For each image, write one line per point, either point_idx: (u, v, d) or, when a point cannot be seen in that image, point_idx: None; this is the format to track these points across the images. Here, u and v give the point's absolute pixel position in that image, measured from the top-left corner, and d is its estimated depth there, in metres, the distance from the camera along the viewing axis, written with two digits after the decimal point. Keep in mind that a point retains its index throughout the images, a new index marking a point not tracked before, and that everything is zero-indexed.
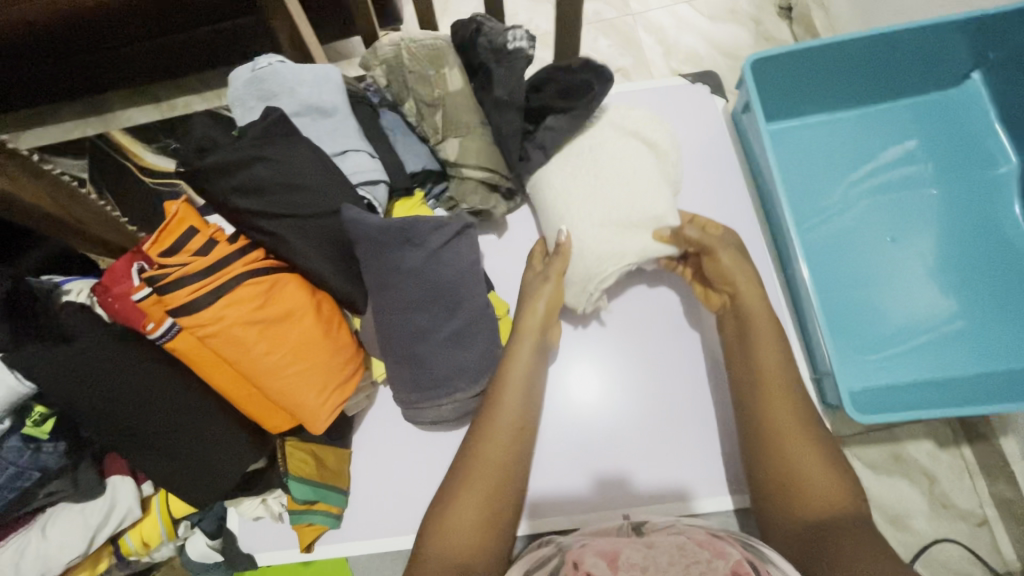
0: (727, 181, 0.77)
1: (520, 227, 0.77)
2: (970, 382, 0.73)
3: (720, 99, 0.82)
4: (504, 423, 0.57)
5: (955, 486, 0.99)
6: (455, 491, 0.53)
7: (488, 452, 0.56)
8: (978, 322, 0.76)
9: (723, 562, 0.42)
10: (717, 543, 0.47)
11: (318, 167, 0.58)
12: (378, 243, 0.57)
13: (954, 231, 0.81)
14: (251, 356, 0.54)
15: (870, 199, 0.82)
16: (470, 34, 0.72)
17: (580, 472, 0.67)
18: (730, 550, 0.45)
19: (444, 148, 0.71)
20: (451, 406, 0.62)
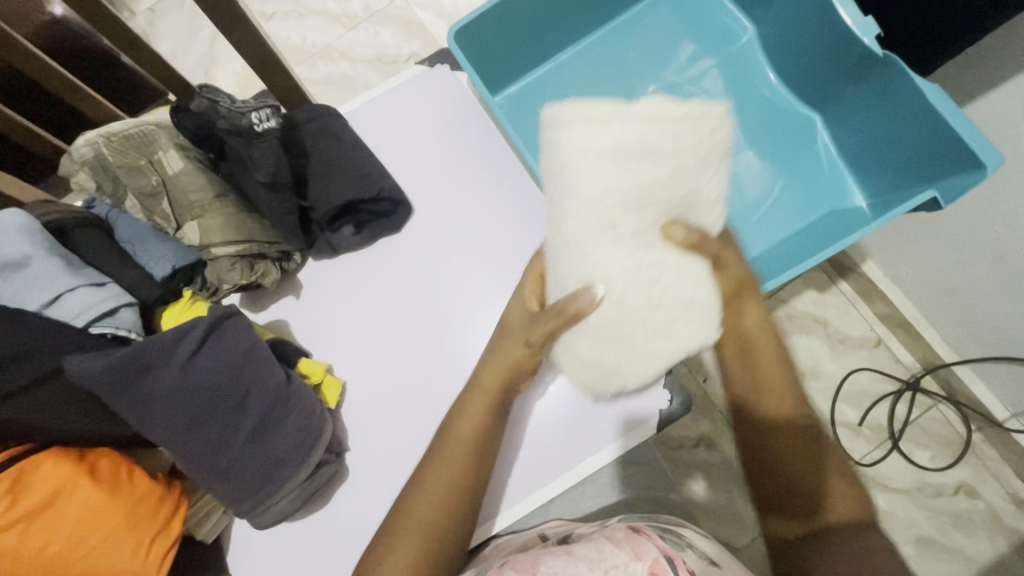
0: (496, 157, 0.76)
1: (316, 280, 0.74)
2: (790, 241, 0.77)
3: (460, 74, 0.80)
4: (438, 479, 0.58)
5: (843, 319, 1.25)
6: (388, 547, 0.55)
7: (422, 508, 0.56)
8: (777, 183, 0.80)
9: (640, 566, 0.51)
10: (638, 542, 0.54)
11: (20, 333, 0.53)
12: (123, 387, 0.53)
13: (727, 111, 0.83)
14: (24, 558, 0.49)
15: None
16: (202, 102, 0.62)
17: (546, 456, 0.66)
18: (649, 547, 0.53)
19: (185, 235, 0.65)
20: (290, 494, 0.61)
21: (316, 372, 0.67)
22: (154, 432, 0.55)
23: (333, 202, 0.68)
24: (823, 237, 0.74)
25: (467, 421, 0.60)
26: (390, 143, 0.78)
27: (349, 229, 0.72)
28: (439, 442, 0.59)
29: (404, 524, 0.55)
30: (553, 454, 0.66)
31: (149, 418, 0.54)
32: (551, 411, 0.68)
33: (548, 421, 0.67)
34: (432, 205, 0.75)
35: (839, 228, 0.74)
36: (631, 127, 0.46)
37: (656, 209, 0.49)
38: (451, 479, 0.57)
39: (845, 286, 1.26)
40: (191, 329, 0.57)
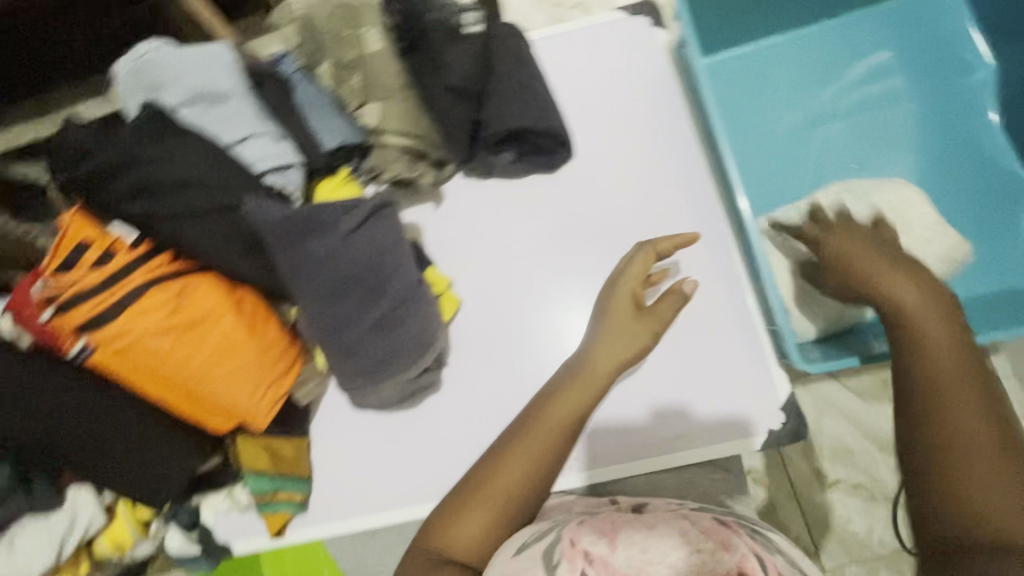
0: (672, 129, 0.72)
1: (459, 199, 0.74)
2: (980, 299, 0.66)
3: (658, 31, 0.75)
4: (528, 443, 0.56)
5: None
6: (463, 505, 0.53)
7: (503, 475, 0.54)
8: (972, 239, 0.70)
9: (729, 556, 0.45)
10: (724, 532, 0.48)
11: (210, 161, 0.56)
12: (291, 239, 0.56)
13: (930, 148, 0.74)
14: (173, 360, 0.53)
15: (832, 125, 0.76)
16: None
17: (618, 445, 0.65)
18: (737, 541, 0.48)
19: (364, 114, 0.65)
20: (394, 388, 0.63)
21: (438, 280, 0.69)
22: (301, 289, 0.58)
23: (506, 123, 0.66)
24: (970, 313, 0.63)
25: (570, 404, 0.58)
26: (566, 82, 0.75)
27: (509, 154, 0.70)
28: (537, 417, 0.57)
29: (482, 491, 0.54)
30: (626, 438, 0.65)
31: (298, 275, 0.57)
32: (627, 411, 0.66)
33: (633, 404, 0.66)
34: (592, 157, 0.73)
35: (1006, 307, 0.62)
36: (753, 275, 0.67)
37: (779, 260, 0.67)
38: (543, 442, 0.56)
39: None
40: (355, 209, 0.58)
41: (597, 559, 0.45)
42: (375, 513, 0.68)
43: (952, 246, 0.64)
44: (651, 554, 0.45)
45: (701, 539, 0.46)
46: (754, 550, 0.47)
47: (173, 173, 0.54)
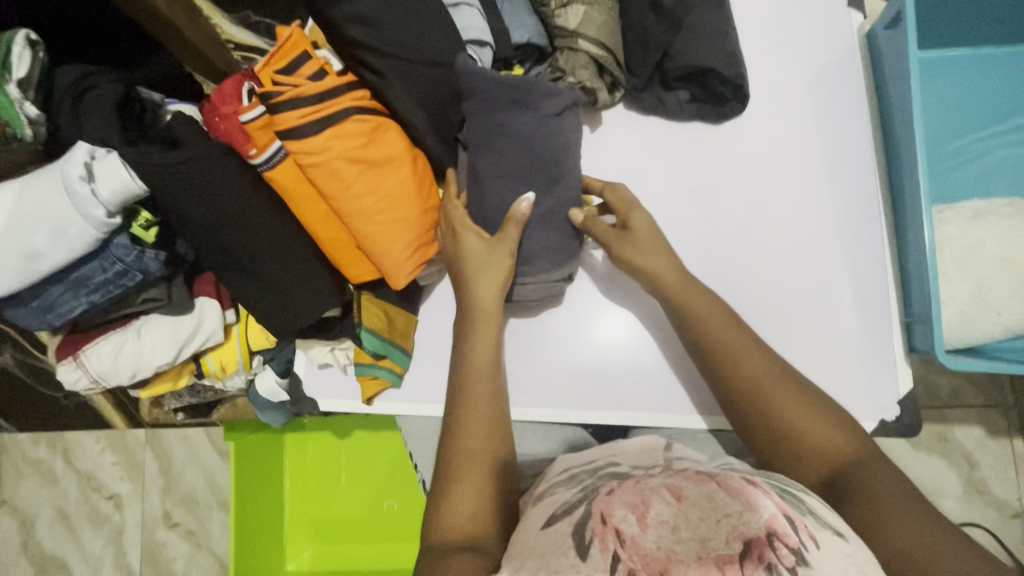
0: (846, 111, 0.71)
1: (617, 129, 0.73)
2: None
3: (856, 14, 0.73)
4: (481, 394, 0.57)
5: (995, 472, 1.15)
6: (448, 481, 0.52)
7: (471, 439, 0.54)
8: None
9: (756, 519, 0.40)
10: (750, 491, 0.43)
11: (431, 14, 0.56)
12: (487, 118, 0.57)
13: None
14: (349, 193, 0.54)
15: (1005, 151, 0.75)
16: None
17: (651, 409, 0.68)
18: (765, 501, 0.43)
19: (564, 15, 0.65)
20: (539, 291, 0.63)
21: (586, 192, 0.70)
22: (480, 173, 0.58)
23: (694, 61, 0.66)
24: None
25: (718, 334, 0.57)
26: (751, 41, 0.73)
27: (682, 94, 0.70)
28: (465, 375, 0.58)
29: (462, 461, 0.53)
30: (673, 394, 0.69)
31: (484, 156, 0.58)
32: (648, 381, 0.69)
33: (668, 369, 0.69)
34: (758, 121, 0.72)
35: None
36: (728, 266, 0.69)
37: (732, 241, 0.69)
38: (486, 411, 0.56)
39: (1019, 444, 1.15)
40: (554, 95, 0.57)
41: (628, 539, 0.41)
42: None
43: None
44: (682, 531, 0.41)
45: (724, 503, 0.42)
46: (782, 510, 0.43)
47: (396, 15, 0.55)
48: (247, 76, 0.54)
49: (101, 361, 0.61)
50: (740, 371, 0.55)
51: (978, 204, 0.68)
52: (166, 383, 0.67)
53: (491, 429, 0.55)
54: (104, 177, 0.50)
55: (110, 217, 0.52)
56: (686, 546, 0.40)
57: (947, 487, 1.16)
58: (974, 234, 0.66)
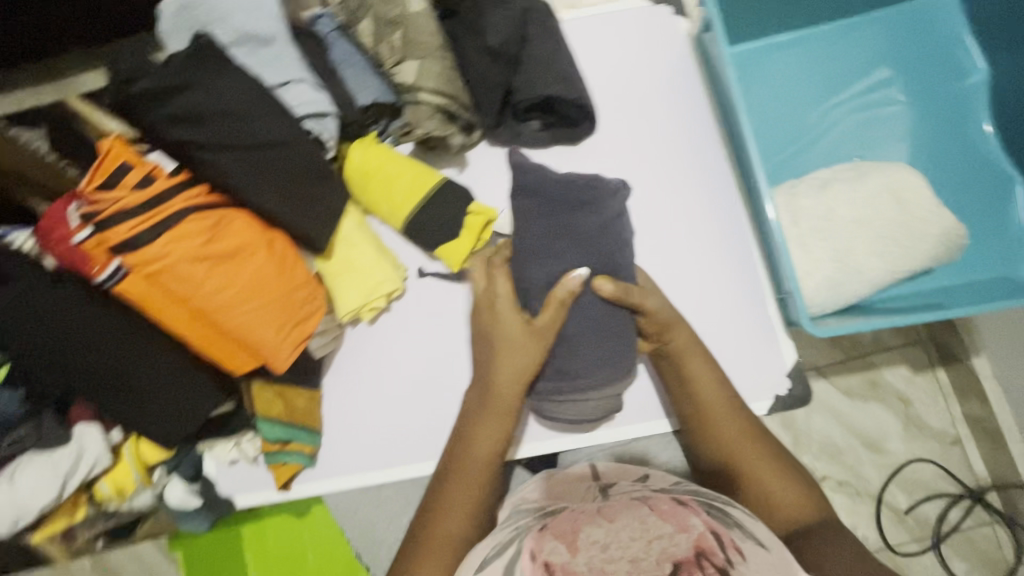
0: (691, 111, 0.75)
1: (481, 167, 0.75)
2: (963, 291, 0.73)
3: (681, 21, 0.79)
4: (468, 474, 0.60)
5: (928, 406, 1.20)
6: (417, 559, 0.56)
7: (445, 524, 0.57)
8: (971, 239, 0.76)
9: (686, 538, 0.44)
10: (683, 514, 0.47)
11: (256, 97, 0.56)
12: (550, 221, 0.59)
13: (936, 150, 0.79)
14: (204, 290, 0.53)
15: (852, 119, 0.81)
16: None
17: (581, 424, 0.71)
18: (694, 521, 0.46)
19: (400, 72, 0.66)
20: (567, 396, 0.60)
21: (483, 212, 0.70)
22: (530, 268, 0.58)
23: (538, 92, 0.69)
24: (937, 306, 0.70)
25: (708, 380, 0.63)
26: (592, 62, 0.77)
27: (535, 124, 0.73)
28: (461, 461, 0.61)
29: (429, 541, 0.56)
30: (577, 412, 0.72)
31: (550, 250, 0.58)
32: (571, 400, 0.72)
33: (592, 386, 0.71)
34: (613, 135, 0.75)
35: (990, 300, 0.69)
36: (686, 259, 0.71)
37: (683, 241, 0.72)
38: (468, 494, 0.59)
39: (944, 375, 1.20)
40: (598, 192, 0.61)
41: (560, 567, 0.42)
42: (384, 468, 0.69)
43: (946, 231, 0.68)
44: (611, 550, 0.43)
45: (658, 526, 0.45)
46: (709, 527, 0.46)
47: (216, 105, 0.54)
48: (74, 195, 0.52)
49: None
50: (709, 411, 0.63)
51: (822, 175, 0.72)
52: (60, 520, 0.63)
53: (468, 517, 0.58)
54: None
55: None
56: (616, 564, 0.41)
57: (889, 430, 1.21)
58: (826, 204, 0.70)
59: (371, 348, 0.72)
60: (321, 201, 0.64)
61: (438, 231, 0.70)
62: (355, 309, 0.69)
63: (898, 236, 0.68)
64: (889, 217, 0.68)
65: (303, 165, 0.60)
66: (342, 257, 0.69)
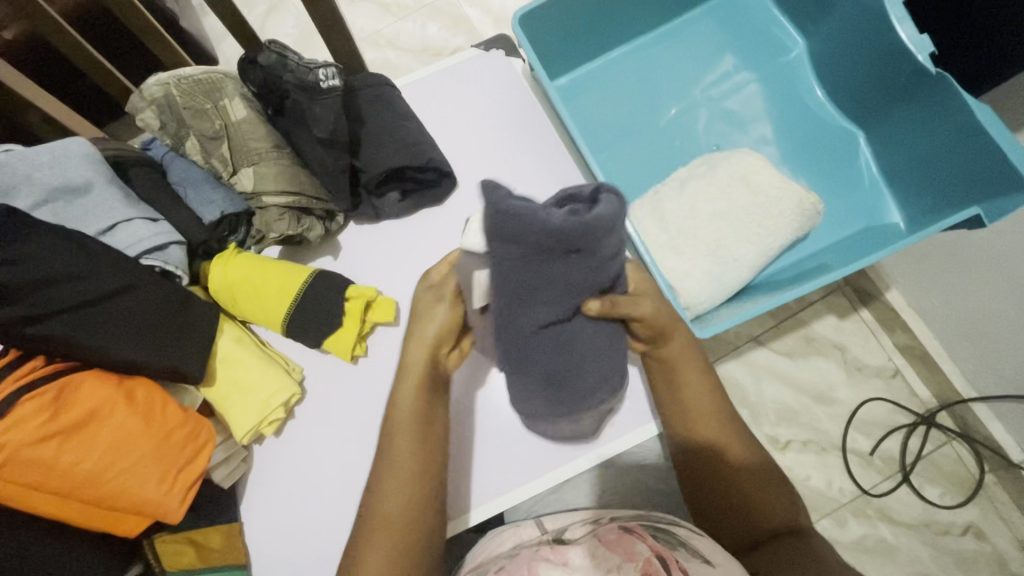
0: (542, 142, 0.78)
1: (355, 248, 0.75)
2: (843, 246, 0.77)
3: (516, 60, 0.82)
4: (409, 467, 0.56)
5: (861, 346, 1.24)
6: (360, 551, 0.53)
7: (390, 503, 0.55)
8: (833, 195, 0.81)
9: (631, 567, 0.43)
10: (628, 542, 0.47)
11: (76, 252, 0.54)
12: (511, 273, 0.42)
13: (783, 120, 0.84)
14: (60, 469, 0.50)
15: (700, 111, 0.84)
16: (274, 58, 0.64)
17: (539, 464, 0.66)
18: (641, 546, 0.46)
19: (239, 181, 0.66)
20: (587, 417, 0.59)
21: (362, 294, 0.69)
22: (517, 318, 0.45)
23: (382, 167, 0.70)
24: (817, 270, 0.73)
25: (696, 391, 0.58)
26: (440, 122, 0.80)
27: (392, 196, 0.74)
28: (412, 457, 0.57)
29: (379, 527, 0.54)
30: (536, 450, 0.66)
31: (534, 305, 0.44)
32: (516, 448, 0.66)
33: (530, 425, 0.66)
34: (476, 183, 0.76)
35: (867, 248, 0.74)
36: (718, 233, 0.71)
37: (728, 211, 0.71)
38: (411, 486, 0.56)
39: (866, 313, 1.25)
40: (604, 234, 0.40)
41: None
42: None
43: (800, 200, 0.72)
44: None
45: (607, 557, 0.45)
46: (655, 550, 0.46)
47: (31, 274, 0.51)
48: None
49: None
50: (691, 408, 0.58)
51: (679, 178, 0.75)
52: None
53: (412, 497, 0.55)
54: None
55: None
56: None
57: (834, 379, 1.23)
58: (686, 203, 0.72)
59: (285, 461, 0.69)
60: (184, 333, 0.61)
61: (319, 325, 0.68)
62: (254, 428, 0.66)
63: (760, 217, 0.71)
64: (747, 202, 0.71)
65: (151, 306, 0.58)
66: (227, 378, 0.66)
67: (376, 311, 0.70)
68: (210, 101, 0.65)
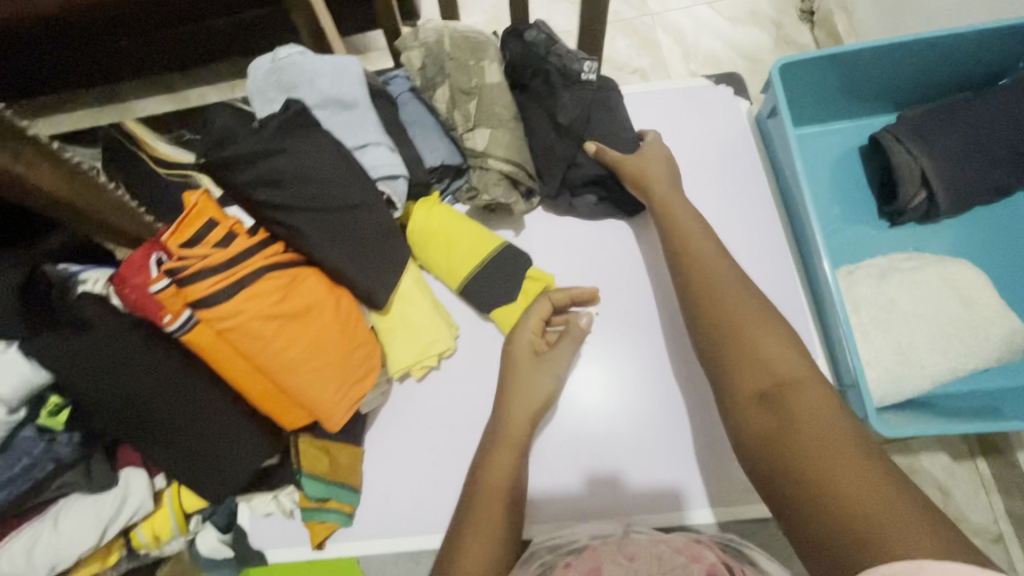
0: (751, 187, 0.76)
1: (537, 229, 0.76)
2: None
3: (743, 101, 0.81)
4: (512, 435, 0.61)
5: (968, 498, 0.99)
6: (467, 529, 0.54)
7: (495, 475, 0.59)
8: None
9: (698, 567, 0.45)
10: (697, 549, 0.48)
11: (336, 160, 0.57)
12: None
13: (1002, 248, 0.79)
14: (270, 349, 0.53)
15: None
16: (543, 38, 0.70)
17: (586, 464, 0.67)
18: (708, 554, 0.48)
19: (472, 137, 0.69)
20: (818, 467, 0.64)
21: (542, 278, 0.71)
22: None
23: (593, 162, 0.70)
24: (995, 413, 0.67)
25: (733, 309, 0.55)
26: None
27: (591, 198, 0.74)
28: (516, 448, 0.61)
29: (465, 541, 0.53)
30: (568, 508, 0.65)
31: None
32: (643, 473, 0.66)
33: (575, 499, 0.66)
34: None
35: None
36: (904, 334, 0.67)
37: (929, 319, 0.68)
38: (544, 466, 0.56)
39: (984, 465, 1.00)
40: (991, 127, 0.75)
41: None
42: (420, 533, 0.67)
43: (1011, 329, 0.67)
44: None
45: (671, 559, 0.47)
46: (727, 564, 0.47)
47: (300, 170, 0.55)
48: (155, 246, 0.53)
49: (12, 562, 0.54)
50: (751, 347, 0.51)
51: (877, 266, 0.72)
52: (94, 564, 0.61)
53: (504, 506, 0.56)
54: (3, 371, 0.49)
55: (13, 413, 0.50)
56: None
57: None
58: (886, 293, 0.69)
59: (419, 403, 0.71)
60: (386, 260, 0.64)
61: (492, 294, 0.70)
62: (408, 366, 0.68)
63: (961, 334, 0.67)
64: (952, 313, 0.68)
65: (373, 227, 0.61)
66: (400, 314, 0.69)
67: None
68: (475, 61, 0.69)
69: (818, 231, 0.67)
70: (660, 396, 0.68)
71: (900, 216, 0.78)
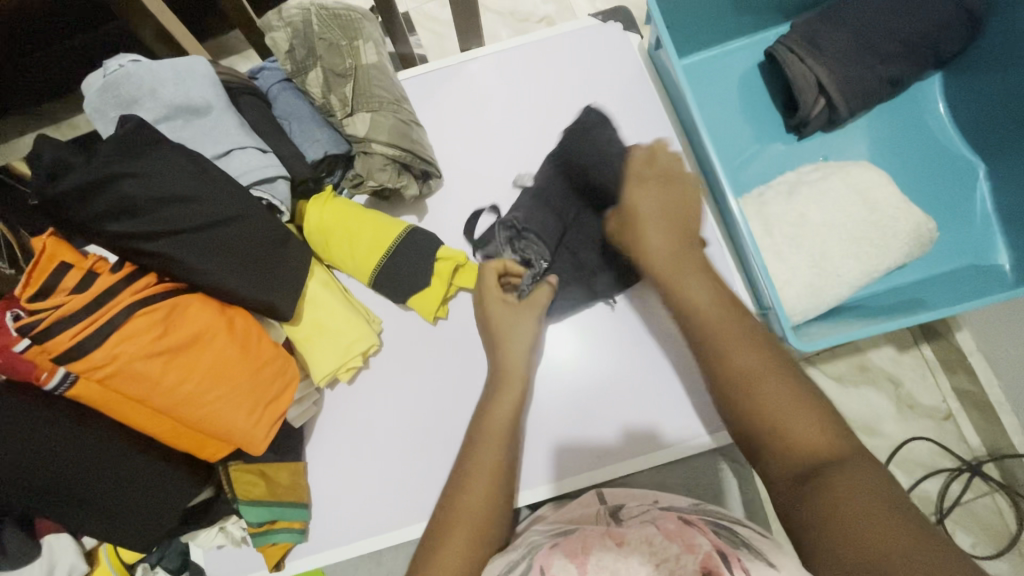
0: (653, 123, 0.74)
1: (443, 207, 0.73)
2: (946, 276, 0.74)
3: (633, 35, 0.78)
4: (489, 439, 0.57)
5: (918, 384, 1.00)
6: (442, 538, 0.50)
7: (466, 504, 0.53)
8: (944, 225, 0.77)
9: (690, 557, 0.39)
10: (688, 534, 0.42)
11: (193, 174, 0.53)
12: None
13: (904, 140, 0.80)
14: (162, 388, 0.50)
15: None
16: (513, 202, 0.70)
17: (565, 438, 0.66)
18: (700, 539, 0.42)
19: (352, 123, 0.65)
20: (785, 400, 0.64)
21: (452, 257, 0.68)
22: None
23: (540, 234, 0.65)
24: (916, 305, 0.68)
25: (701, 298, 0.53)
26: (548, 89, 0.77)
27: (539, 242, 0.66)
28: (481, 435, 0.57)
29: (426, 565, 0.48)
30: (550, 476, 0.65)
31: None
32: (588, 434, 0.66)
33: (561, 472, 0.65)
34: None
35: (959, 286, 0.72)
36: (819, 246, 0.67)
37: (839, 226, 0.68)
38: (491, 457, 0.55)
39: (929, 351, 1.01)
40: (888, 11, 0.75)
41: None
42: (379, 533, 0.66)
43: (917, 224, 0.69)
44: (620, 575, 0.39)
45: (664, 546, 0.40)
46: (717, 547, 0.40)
47: (151, 192, 0.50)
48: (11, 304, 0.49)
49: None
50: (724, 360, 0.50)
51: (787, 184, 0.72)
52: None
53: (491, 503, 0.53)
54: None
55: None
56: None
57: (881, 412, 0.99)
58: (795, 208, 0.69)
59: (355, 406, 0.69)
60: (281, 270, 0.60)
61: (406, 283, 0.67)
62: (332, 373, 0.66)
63: (871, 235, 0.68)
64: (861, 218, 0.68)
65: (254, 237, 0.56)
66: (312, 320, 0.65)
67: (463, 277, 0.69)
68: (338, 40, 0.65)
69: (717, 159, 0.65)
70: (596, 356, 0.68)
71: (805, 126, 0.78)
